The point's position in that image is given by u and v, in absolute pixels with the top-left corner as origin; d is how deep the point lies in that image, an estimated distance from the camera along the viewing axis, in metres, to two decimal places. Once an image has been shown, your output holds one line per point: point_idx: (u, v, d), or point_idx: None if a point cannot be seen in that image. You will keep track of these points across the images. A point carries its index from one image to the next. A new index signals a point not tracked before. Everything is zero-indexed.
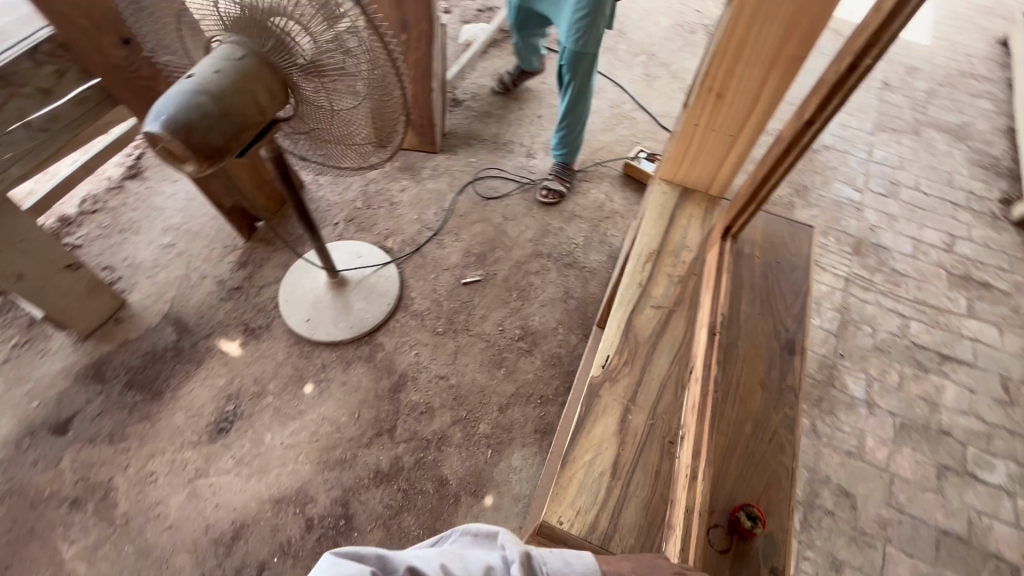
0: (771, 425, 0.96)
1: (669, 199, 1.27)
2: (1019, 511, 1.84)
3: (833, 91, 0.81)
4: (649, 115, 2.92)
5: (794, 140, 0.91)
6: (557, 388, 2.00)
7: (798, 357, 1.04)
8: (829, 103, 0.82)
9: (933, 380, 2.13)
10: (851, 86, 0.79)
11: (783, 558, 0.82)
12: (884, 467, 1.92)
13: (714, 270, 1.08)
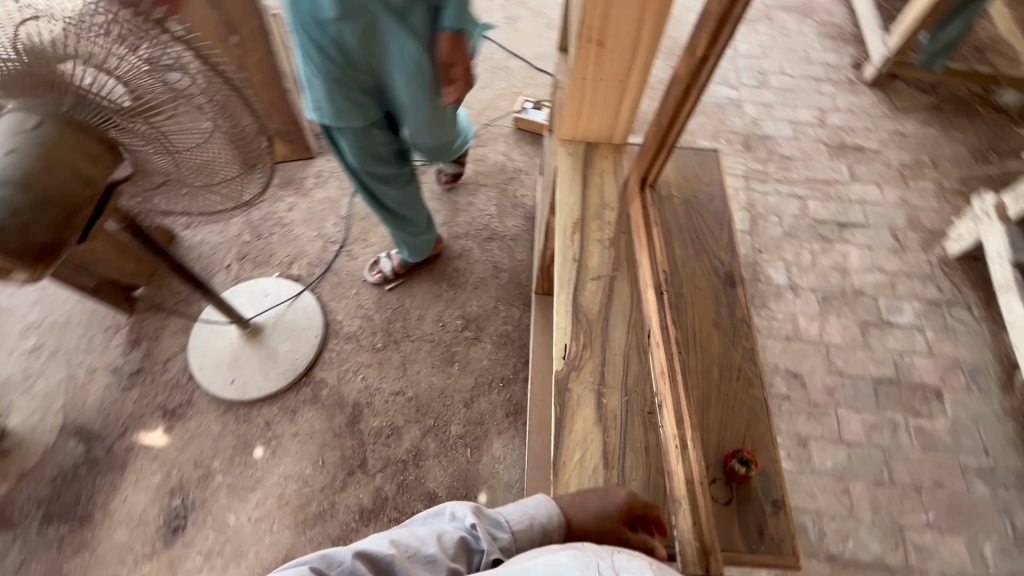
0: (735, 361, 0.97)
1: (575, 160, 1.21)
2: (930, 341, 2.08)
3: (723, 17, 0.77)
4: (522, 59, 2.81)
5: (691, 78, 0.87)
6: (515, 365, 1.97)
7: (739, 285, 1.06)
8: (720, 30, 0.78)
9: (838, 249, 2.32)
10: (737, 13, 0.75)
11: (779, 486, 0.86)
12: (819, 341, 2.09)
13: (642, 225, 1.06)
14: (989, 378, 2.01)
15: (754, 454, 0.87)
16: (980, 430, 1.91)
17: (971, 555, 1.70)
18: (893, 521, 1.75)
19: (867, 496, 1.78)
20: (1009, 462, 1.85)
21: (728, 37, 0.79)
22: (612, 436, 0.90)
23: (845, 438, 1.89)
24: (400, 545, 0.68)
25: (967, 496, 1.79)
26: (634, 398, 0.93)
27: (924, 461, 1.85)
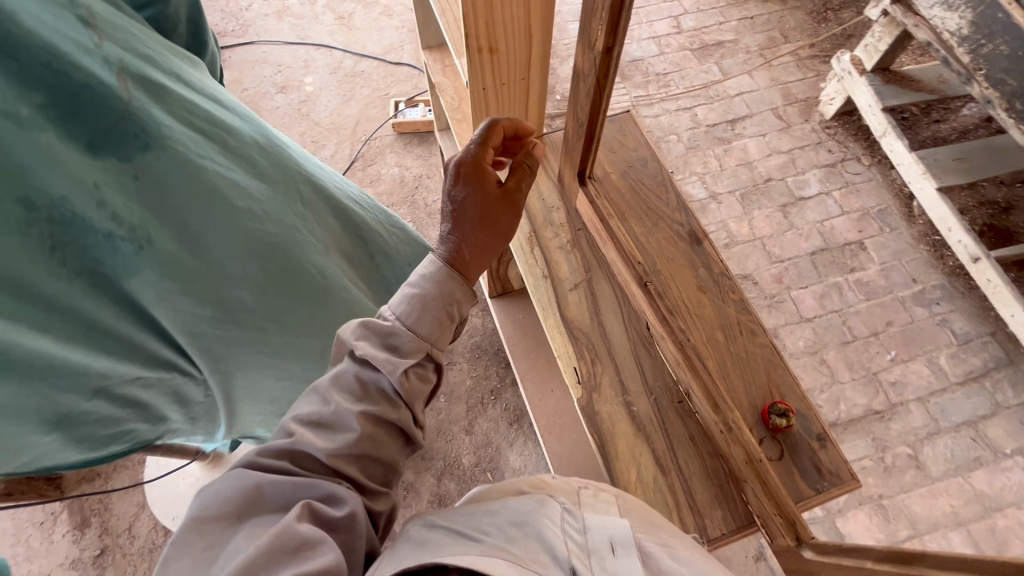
0: (732, 318, 0.98)
1: None
2: (840, 200, 2.27)
3: (616, 7, 0.70)
4: (374, 58, 2.60)
5: (600, 72, 0.81)
6: (499, 373, 1.92)
7: (705, 241, 1.06)
8: (618, 19, 0.72)
9: (737, 146, 2.42)
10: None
11: (816, 421, 0.90)
12: (753, 237, 2.21)
13: (596, 220, 1.01)
14: (894, 215, 2.23)
15: (784, 403, 0.89)
16: (903, 263, 2.13)
17: (933, 371, 1.93)
18: (867, 370, 1.93)
19: (840, 357, 1.96)
20: (934, 281, 2.09)
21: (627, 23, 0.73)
22: (656, 442, 0.89)
23: (805, 316, 2.04)
24: (307, 414, 0.72)
25: (913, 324, 2.01)
26: (659, 394, 0.92)
27: (872, 309, 2.05)
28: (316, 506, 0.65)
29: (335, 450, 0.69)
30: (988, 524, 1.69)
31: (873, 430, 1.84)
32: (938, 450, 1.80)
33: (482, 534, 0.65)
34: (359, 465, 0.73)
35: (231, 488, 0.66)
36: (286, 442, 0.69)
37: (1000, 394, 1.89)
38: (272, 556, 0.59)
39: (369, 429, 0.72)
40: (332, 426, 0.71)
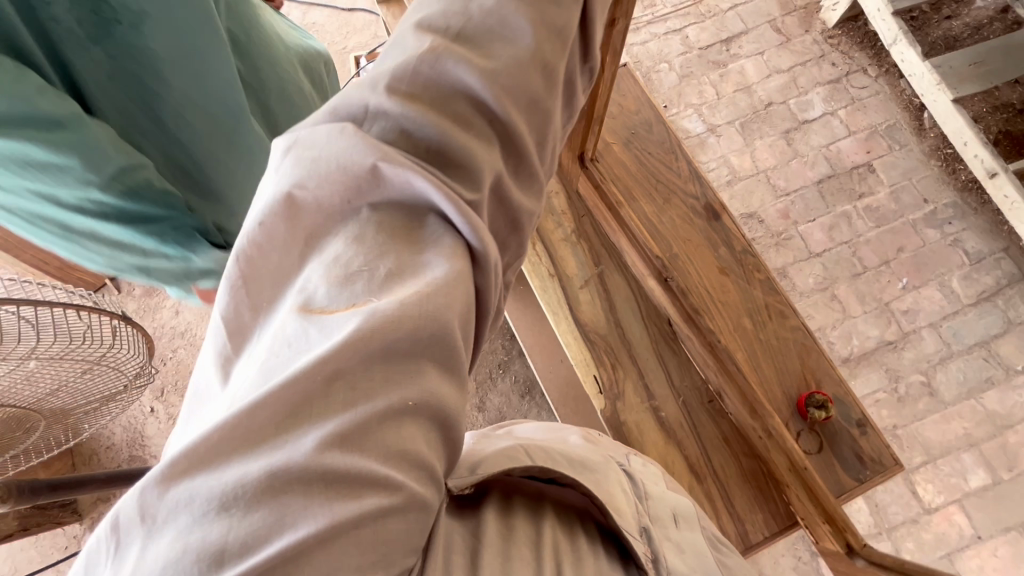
0: (760, 302, 0.90)
1: None
2: (846, 120, 2.12)
3: None
4: (325, 6, 2.31)
5: (605, 50, 0.67)
6: (503, 344, 1.87)
7: (723, 214, 0.96)
8: None
9: (734, 68, 2.22)
10: None
11: (855, 406, 0.84)
12: (756, 171, 2.08)
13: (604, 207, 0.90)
14: (904, 130, 2.09)
15: (823, 394, 0.83)
16: (913, 182, 2.02)
17: (945, 295, 1.89)
18: (879, 302, 1.89)
19: (851, 291, 1.90)
20: (946, 199, 2.00)
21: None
22: (688, 446, 0.84)
23: (814, 252, 1.96)
24: (434, 20, 0.41)
25: (924, 247, 1.94)
26: (688, 396, 0.86)
27: (882, 236, 1.97)
28: (468, 263, 0.39)
29: (494, 78, 0.40)
30: (999, 442, 1.72)
31: (886, 361, 1.83)
32: (950, 375, 1.80)
33: (566, 464, 0.60)
34: (527, 121, 0.43)
35: (347, 162, 0.37)
36: (415, 53, 0.39)
37: (1013, 311, 1.86)
38: (407, 348, 0.35)
39: (537, 54, 0.42)
40: (480, 37, 0.41)
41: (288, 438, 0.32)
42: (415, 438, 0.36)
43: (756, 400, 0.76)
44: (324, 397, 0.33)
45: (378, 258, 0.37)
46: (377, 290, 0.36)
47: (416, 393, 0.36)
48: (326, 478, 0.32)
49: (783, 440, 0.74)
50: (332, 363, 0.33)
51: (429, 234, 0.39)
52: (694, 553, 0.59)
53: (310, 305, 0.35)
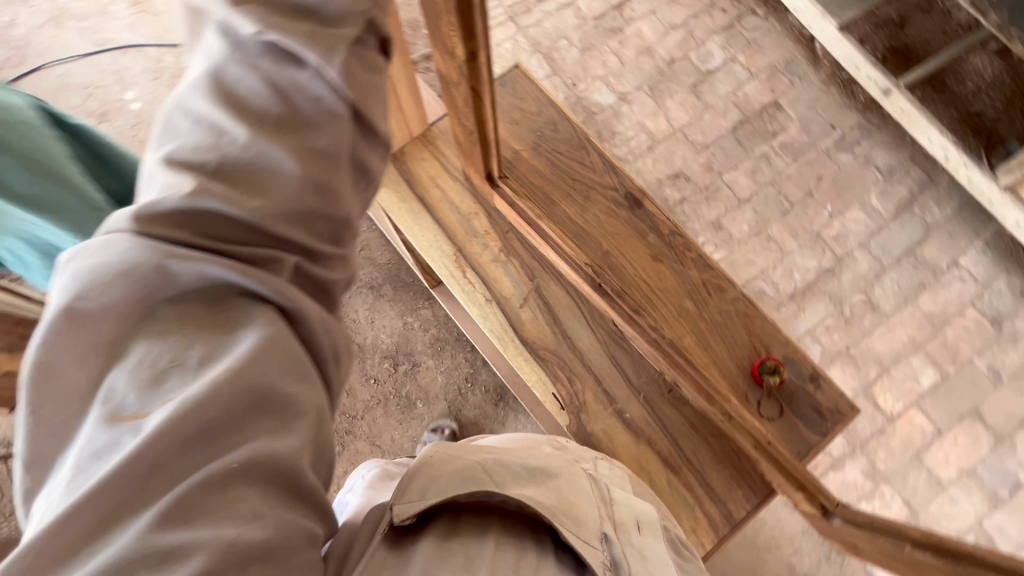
0: (697, 281, 0.90)
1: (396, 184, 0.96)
2: (746, 64, 2.16)
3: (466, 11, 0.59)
4: None
5: (471, 77, 0.70)
6: (464, 357, 1.83)
7: (645, 200, 0.95)
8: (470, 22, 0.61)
9: (632, 32, 2.22)
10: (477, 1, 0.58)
11: (805, 362, 0.86)
12: (673, 130, 2.10)
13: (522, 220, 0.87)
14: (801, 63, 2.15)
15: (774, 359, 0.85)
16: (819, 112, 2.10)
17: (867, 214, 1.98)
18: (811, 233, 1.96)
19: (783, 229, 1.97)
20: (851, 122, 2.08)
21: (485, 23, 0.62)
22: (659, 441, 0.83)
23: (743, 198, 2.01)
24: (188, 157, 0.51)
25: (841, 172, 2.03)
26: (648, 391, 0.85)
27: (802, 170, 2.03)
28: (278, 327, 0.50)
29: (254, 208, 0.50)
30: (940, 340, 1.84)
31: (828, 288, 1.91)
32: (887, 288, 1.90)
33: (514, 477, 0.67)
34: (304, 228, 0.54)
35: (133, 269, 0.46)
36: (174, 199, 0.48)
37: (928, 216, 1.97)
38: (227, 422, 0.45)
39: (295, 169, 0.53)
40: (242, 171, 0.52)
41: (111, 536, 0.39)
42: (245, 497, 0.43)
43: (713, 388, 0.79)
44: (146, 487, 0.41)
45: (186, 350, 0.46)
46: (188, 377, 0.45)
47: (243, 455, 0.44)
48: (152, 563, 0.38)
49: (745, 422, 0.78)
50: (147, 454, 0.41)
51: (234, 319, 0.49)
52: (657, 557, 0.64)
53: (117, 413, 0.43)
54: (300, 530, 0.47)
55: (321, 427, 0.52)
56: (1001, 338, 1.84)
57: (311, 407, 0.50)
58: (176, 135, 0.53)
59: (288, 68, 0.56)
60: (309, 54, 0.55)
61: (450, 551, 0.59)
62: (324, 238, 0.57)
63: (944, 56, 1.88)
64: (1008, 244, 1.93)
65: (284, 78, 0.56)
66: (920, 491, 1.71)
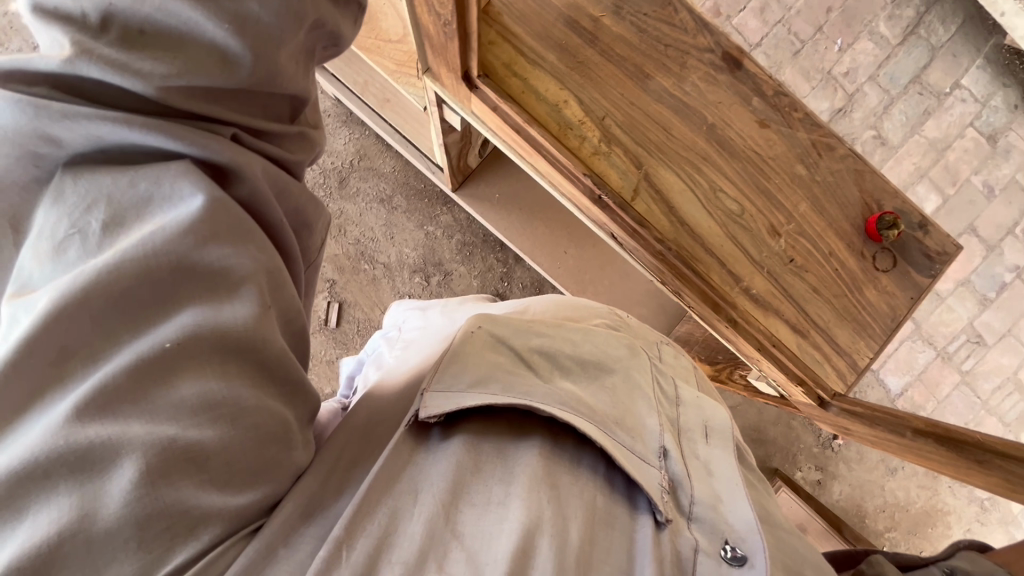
0: (807, 143, 0.86)
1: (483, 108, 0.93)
2: None
3: None
4: None
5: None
6: (495, 257, 1.78)
7: (744, 59, 0.86)
8: None
9: None
10: None
11: (914, 211, 0.86)
12: None
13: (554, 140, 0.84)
14: None
15: (891, 213, 0.84)
16: None
17: (876, 44, 1.91)
18: (823, 72, 1.91)
19: (795, 72, 1.90)
20: None
21: None
22: (786, 309, 0.86)
23: (753, 43, 1.90)
24: (64, 4, 0.34)
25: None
26: (770, 264, 0.86)
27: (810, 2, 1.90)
28: (207, 191, 0.37)
29: (153, 83, 0.35)
30: (942, 164, 1.92)
31: (840, 130, 1.91)
32: (895, 120, 1.92)
33: (570, 369, 0.57)
34: (244, 109, 0.41)
35: (10, 132, 0.35)
36: (50, 64, 0.34)
37: (935, 37, 1.92)
38: (153, 293, 0.36)
39: (230, 47, 0.37)
40: (149, 38, 0.36)
41: (33, 421, 0.32)
42: (197, 382, 0.36)
43: (715, 291, 0.86)
44: (62, 375, 0.34)
45: (85, 214, 0.36)
46: (93, 250, 0.35)
47: (174, 331, 0.35)
48: (74, 464, 0.32)
49: (749, 322, 0.85)
50: (57, 333, 0.33)
51: (145, 188, 0.37)
52: (724, 468, 0.54)
53: (23, 288, 0.35)
54: (279, 418, 0.40)
55: (278, 294, 0.41)
56: (996, 153, 1.93)
57: (254, 271, 0.39)
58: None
59: None
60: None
61: (487, 457, 0.48)
62: (266, 113, 0.43)
63: None
64: (1010, 55, 1.92)
65: None
66: (922, 306, 1.91)
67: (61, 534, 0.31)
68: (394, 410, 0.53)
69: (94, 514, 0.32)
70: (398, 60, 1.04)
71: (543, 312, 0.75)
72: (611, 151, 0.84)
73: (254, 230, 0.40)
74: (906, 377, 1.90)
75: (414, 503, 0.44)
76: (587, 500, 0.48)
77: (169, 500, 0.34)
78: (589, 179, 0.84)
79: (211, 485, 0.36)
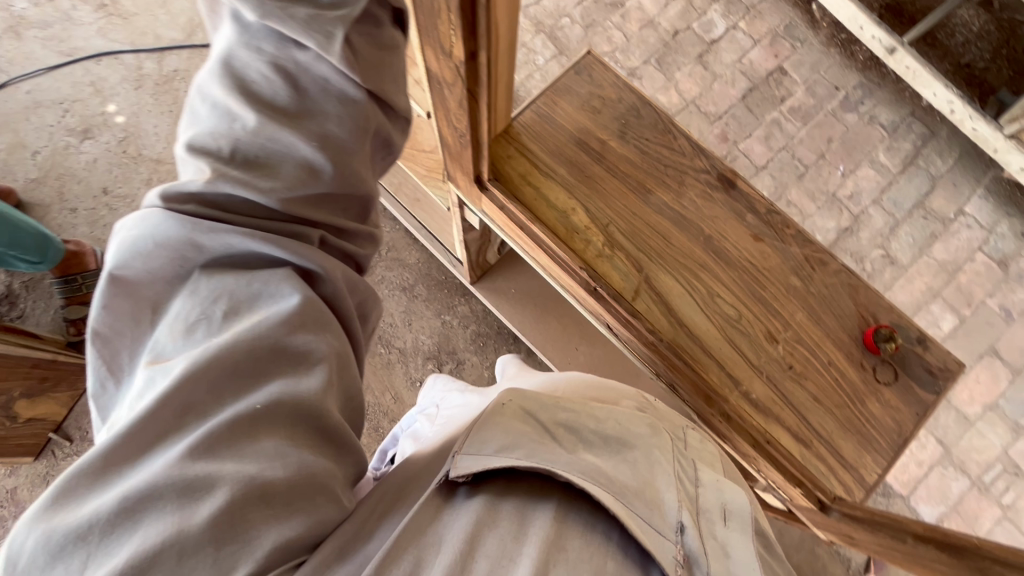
0: (800, 256, 0.92)
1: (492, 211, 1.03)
2: (748, 28, 2.13)
3: (468, 4, 0.54)
4: (179, 47, 2.04)
5: (468, 80, 0.66)
6: (509, 350, 1.82)
7: (737, 180, 0.95)
8: (474, 16, 0.56)
9: (632, 5, 2.13)
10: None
11: (911, 325, 0.89)
12: (685, 104, 2.08)
13: (558, 238, 0.91)
14: (800, 27, 2.14)
15: (888, 326, 0.88)
16: (822, 74, 2.11)
17: (878, 171, 2.04)
18: (827, 194, 2.02)
19: (801, 192, 2.02)
20: (853, 82, 2.10)
21: (486, 20, 0.57)
22: (785, 414, 0.86)
23: (759, 165, 2.05)
24: (206, 142, 0.46)
25: (848, 132, 2.07)
26: (768, 367, 0.87)
27: (812, 132, 2.07)
28: (306, 293, 0.47)
29: (272, 196, 0.46)
30: (955, 285, 1.95)
31: (848, 247, 1.98)
32: (903, 241, 1.98)
33: (590, 446, 0.57)
34: (328, 208, 0.52)
35: (168, 241, 0.45)
36: (197, 185, 0.45)
37: (933, 168, 2.04)
38: (252, 368, 0.44)
39: (318, 160, 0.49)
40: (262, 159, 0.47)
41: (154, 455, 0.40)
42: (276, 438, 0.43)
43: (710, 390, 0.86)
44: (183, 421, 0.41)
45: (211, 304, 0.45)
46: (215, 331, 0.45)
47: (265, 397, 0.43)
48: (182, 492, 0.38)
49: (741, 417, 0.85)
50: (182, 393, 0.41)
51: (257, 286, 0.47)
52: (742, 554, 0.52)
53: (157, 357, 0.44)
54: (326, 473, 0.45)
55: (343, 376, 0.50)
56: (1009, 277, 1.95)
57: (328, 354, 0.48)
58: (196, 121, 0.48)
59: (292, 50, 0.48)
60: (308, 42, 0.47)
61: (506, 514, 0.49)
62: (345, 213, 0.54)
63: (938, 11, 1.90)
64: (1010, 187, 2.02)
65: (291, 61, 0.48)
66: (951, 429, 1.82)
67: (160, 544, 0.36)
68: (433, 466, 0.56)
69: (189, 528, 0.37)
70: (429, 167, 1.18)
71: (571, 390, 0.77)
72: (609, 250, 0.90)
73: (332, 323, 0.50)
74: (940, 507, 1.76)
75: (434, 556, 0.45)
76: (597, 565, 0.48)
77: (246, 538, 0.39)
78: (587, 272, 0.90)
79: (273, 517, 0.41)
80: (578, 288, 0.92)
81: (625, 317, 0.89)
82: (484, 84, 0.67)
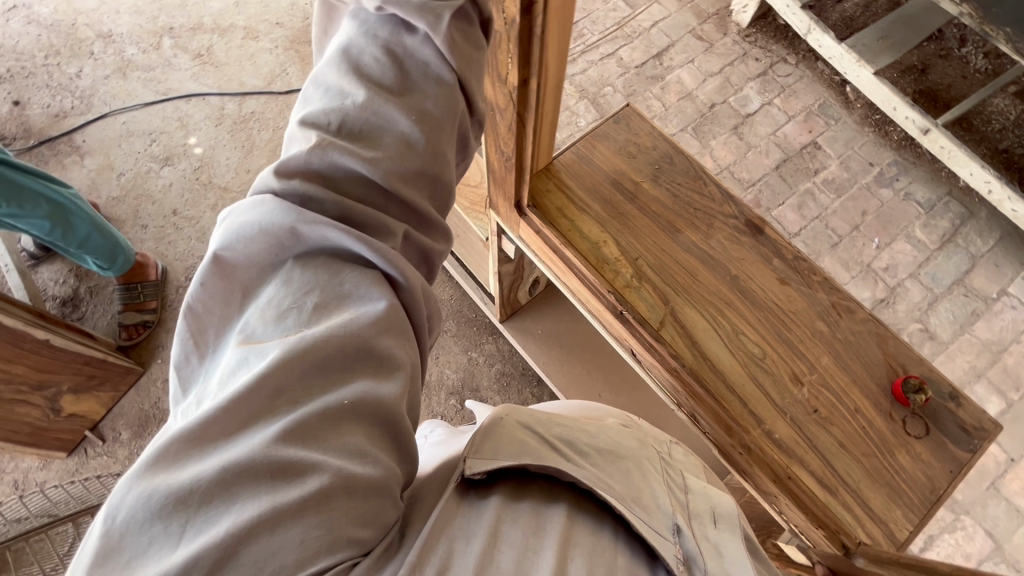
0: (827, 304, 0.93)
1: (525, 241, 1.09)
2: (783, 105, 2.23)
3: (527, 33, 0.66)
4: (259, 93, 2.28)
5: (518, 103, 0.76)
6: (533, 391, 1.82)
7: (765, 227, 0.98)
8: (530, 44, 0.67)
9: (671, 79, 2.28)
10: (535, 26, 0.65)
11: (943, 380, 0.88)
12: (719, 170, 2.16)
13: (591, 266, 0.96)
14: (834, 106, 2.23)
15: (917, 378, 0.87)
16: (857, 150, 2.17)
17: (915, 246, 2.04)
18: (862, 264, 2.02)
19: (835, 261, 2.03)
20: (888, 159, 2.15)
21: (539, 49, 0.68)
22: (810, 459, 0.84)
23: (792, 232, 2.08)
24: (318, 117, 0.55)
25: (884, 207, 2.09)
26: (794, 410, 0.86)
27: (845, 205, 2.10)
28: (390, 299, 0.52)
29: (372, 165, 0.53)
30: (1000, 366, 1.88)
31: (885, 318, 1.95)
32: (942, 316, 1.94)
33: (584, 452, 0.60)
34: (418, 187, 0.58)
35: (275, 227, 0.50)
36: (304, 153, 0.52)
37: (972, 246, 2.03)
38: (339, 362, 0.48)
39: (413, 135, 0.56)
40: (365, 133, 0.55)
41: (250, 433, 0.44)
42: (357, 434, 0.47)
43: (733, 421, 0.86)
44: (274, 405, 0.45)
45: (303, 296, 0.50)
46: (304, 321, 0.49)
47: (353, 393, 0.47)
48: (275, 474, 0.42)
49: (762, 452, 0.84)
50: (278, 377, 0.45)
51: (348, 287, 0.51)
52: (735, 553, 0.54)
53: (248, 338, 0.49)
54: (395, 476, 0.49)
55: (415, 387, 0.54)
56: None
57: (407, 362, 0.52)
58: (308, 102, 0.57)
59: (401, 37, 0.58)
60: (419, 23, 0.55)
61: (523, 515, 0.52)
62: (432, 196, 0.61)
63: (971, 99, 1.96)
64: None
65: (400, 48, 0.57)
66: (1001, 521, 1.69)
67: (258, 517, 0.40)
68: (438, 479, 0.58)
69: (280, 510, 0.41)
70: (472, 202, 1.28)
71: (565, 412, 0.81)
72: (636, 282, 0.94)
73: (407, 329, 0.54)
74: None
75: (461, 548, 0.47)
76: (609, 560, 0.51)
77: (332, 526, 0.42)
78: (613, 296, 0.94)
79: (351, 515, 0.44)
80: (607, 316, 0.96)
81: (648, 344, 0.92)
82: (535, 105, 0.77)
